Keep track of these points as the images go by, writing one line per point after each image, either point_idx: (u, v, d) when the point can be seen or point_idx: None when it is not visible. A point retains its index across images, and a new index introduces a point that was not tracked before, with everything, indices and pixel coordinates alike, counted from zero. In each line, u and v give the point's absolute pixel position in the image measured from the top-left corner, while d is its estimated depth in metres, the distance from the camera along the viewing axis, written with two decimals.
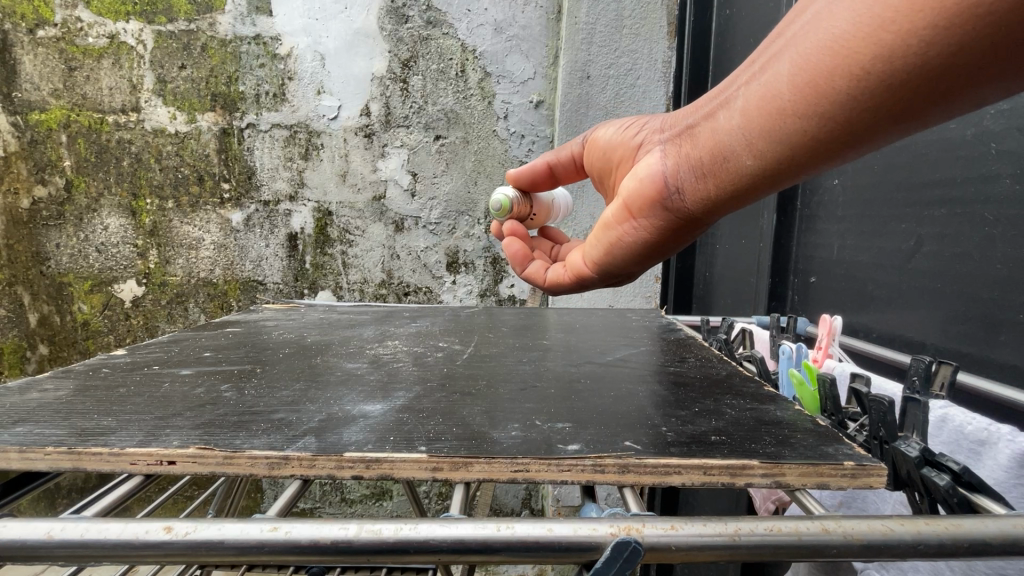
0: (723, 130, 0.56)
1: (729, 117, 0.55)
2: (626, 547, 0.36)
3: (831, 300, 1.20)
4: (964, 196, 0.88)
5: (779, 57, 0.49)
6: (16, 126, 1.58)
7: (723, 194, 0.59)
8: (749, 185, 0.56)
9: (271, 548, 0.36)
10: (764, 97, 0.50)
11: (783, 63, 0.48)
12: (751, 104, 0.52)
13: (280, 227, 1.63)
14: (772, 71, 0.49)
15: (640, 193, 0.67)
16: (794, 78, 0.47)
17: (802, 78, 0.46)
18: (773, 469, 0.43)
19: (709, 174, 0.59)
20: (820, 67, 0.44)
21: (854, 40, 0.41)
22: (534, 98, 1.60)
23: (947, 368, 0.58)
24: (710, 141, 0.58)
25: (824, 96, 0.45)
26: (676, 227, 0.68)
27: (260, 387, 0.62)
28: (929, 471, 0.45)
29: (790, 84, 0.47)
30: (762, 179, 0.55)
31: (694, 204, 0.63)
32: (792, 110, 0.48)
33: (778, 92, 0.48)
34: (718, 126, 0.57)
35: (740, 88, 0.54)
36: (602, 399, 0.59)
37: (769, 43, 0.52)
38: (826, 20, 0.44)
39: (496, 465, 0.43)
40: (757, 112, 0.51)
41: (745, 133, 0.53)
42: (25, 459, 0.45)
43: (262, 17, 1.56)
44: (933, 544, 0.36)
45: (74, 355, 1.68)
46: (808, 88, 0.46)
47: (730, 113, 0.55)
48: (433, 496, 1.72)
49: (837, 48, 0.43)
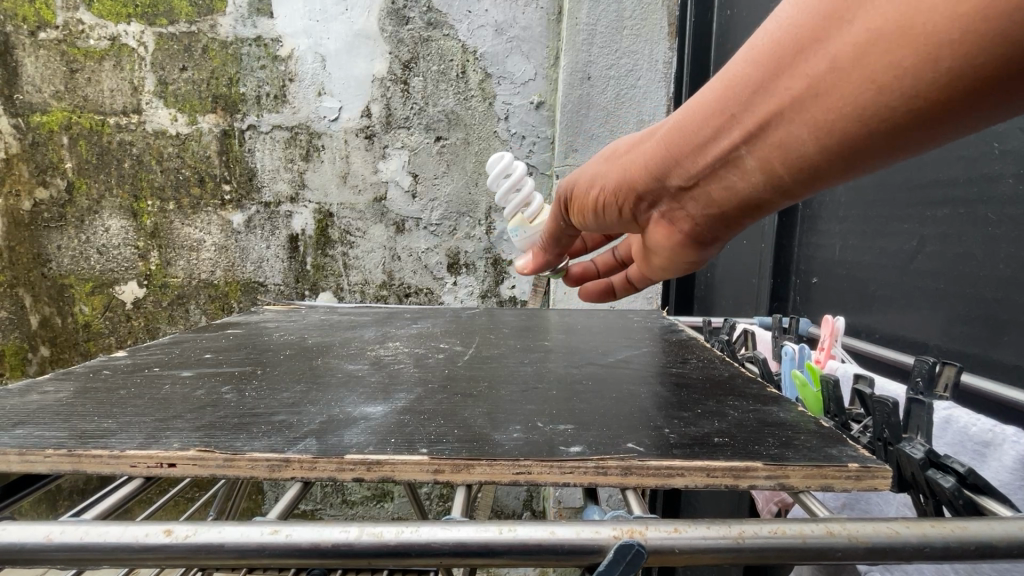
0: (732, 186, 0.48)
1: (733, 177, 0.48)
2: (629, 550, 0.35)
3: (833, 301, 1.20)
4: (967, 196, 0.87)
5: (780, 121, 0.41)
6: (18, 128, 1.58)
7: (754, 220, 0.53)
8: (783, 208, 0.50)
9: (271, 551, 0.35)
10: (782, 160, 0.43)
11: (794, 126, 0.40)
12: (763, 165, 0.44)
13: (281, 228, 1.63)
14: (779, 133, 0.42)
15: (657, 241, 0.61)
16: (812, 144, 0.40)
17: (829, 143, 0.39)
18: (777, 470, 0.43)
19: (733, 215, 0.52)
20: (847, 132, 0.38)
21: (883, 108, 0.35)
22: (535, 98, 1.60)
23: (951, 370, 0.58)
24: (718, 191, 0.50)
25: (859, 154, 0.39)
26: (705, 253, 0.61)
27: (261, 389, 0.62)
28: (935, 473, 0.45)
29: (814, 147, 0.40)
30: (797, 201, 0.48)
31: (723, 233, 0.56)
32: (821, 170, 0.41)
33: (798, 154, 0.41)
34: (720, 182, 0.49)
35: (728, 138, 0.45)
36: (604, 401, 0.59)
37: (736, 93, 0.43)
38: (835, 85, 0.37)
39: (497, 466, 0.43)
40: (778, 171, 0.44)
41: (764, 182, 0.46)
42: (25, 462, 0.45)
43: (262, 18, 1.56)
44: (939, 546, 0.35)
45: (75, 357, 1.68)
46: (837, 150, 0.39)
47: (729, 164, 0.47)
48: (434, 498, 1.72)
49: (865, 114, 0.36)
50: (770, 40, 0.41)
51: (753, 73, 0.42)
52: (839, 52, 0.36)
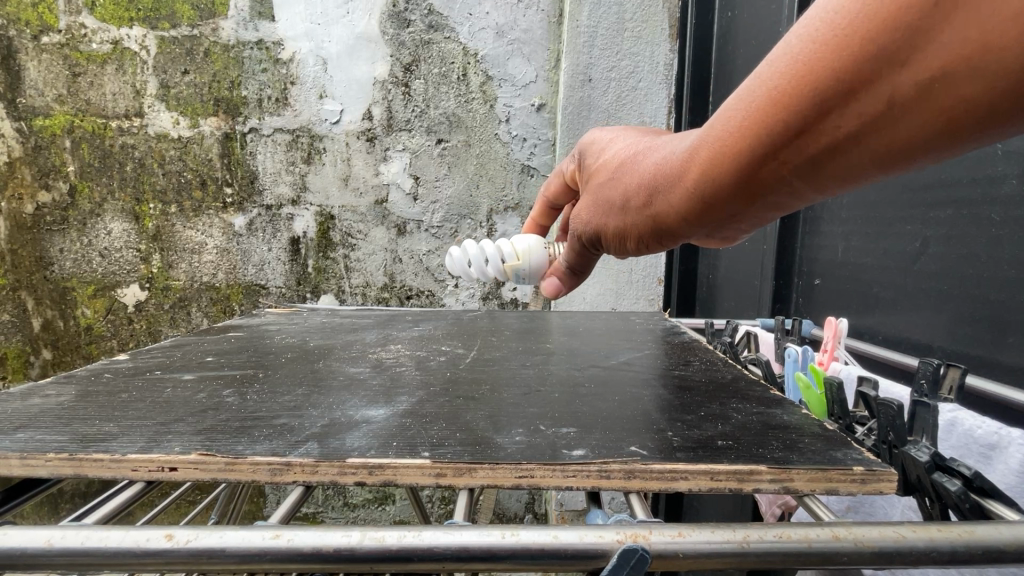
0: (780, 204, 0.46)
1: (779, 200, 0.46)
2: (633, 555, 0.35)
3: (836, 303, 1.19)
4: (970, 197, 0.87)
5: (835, 154, 0.39)
6: (20, 132, 1.58)
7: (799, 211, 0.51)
8: None
9: (271, 556, 0.35)
10: (838, 180, 0.41)
11: (851, 155, 0.38)
12: (817, 187, 0.43)
13: (283, 231, 1.63)
14: (836, 161, 0.39)
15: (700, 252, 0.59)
16: (872, 167, 0.38)
17: (895, 163, 0.38)
18: (781, 474, 0.42)
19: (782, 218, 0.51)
20: (914, 153, 0.36)
21: (959, 134, 0.33)
22: (536, 100, 1.60)
23: (956, 371, 0.58)
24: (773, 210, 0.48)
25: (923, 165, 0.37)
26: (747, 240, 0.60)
27: (262, 392, 0.62)
28: (940, 477, 0.44)
29: (874, 168, 0.39)
30: None
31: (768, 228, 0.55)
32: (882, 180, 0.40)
33: (856, 175, 0.40)
34: (767, 205, 0.47)
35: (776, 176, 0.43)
36: (606, 404, 0.58)
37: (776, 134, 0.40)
38: (899, 119, 0.35)
39: (500, 470, 0.43)
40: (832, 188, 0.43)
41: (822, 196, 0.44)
42: (26, 466, 0.44)
43: (264, 22, 1.56)
44: (946, 551, 0.35)
45: (77, 360, 1.68)
46: (903, 166, 0.38)
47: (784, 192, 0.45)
48: (436, 501, 1.72)
49: (934, 139, 0.34)
50: (804, 77, 0.37)
51: (786, 117, 0.39)
52: (900, 89, 0.33)
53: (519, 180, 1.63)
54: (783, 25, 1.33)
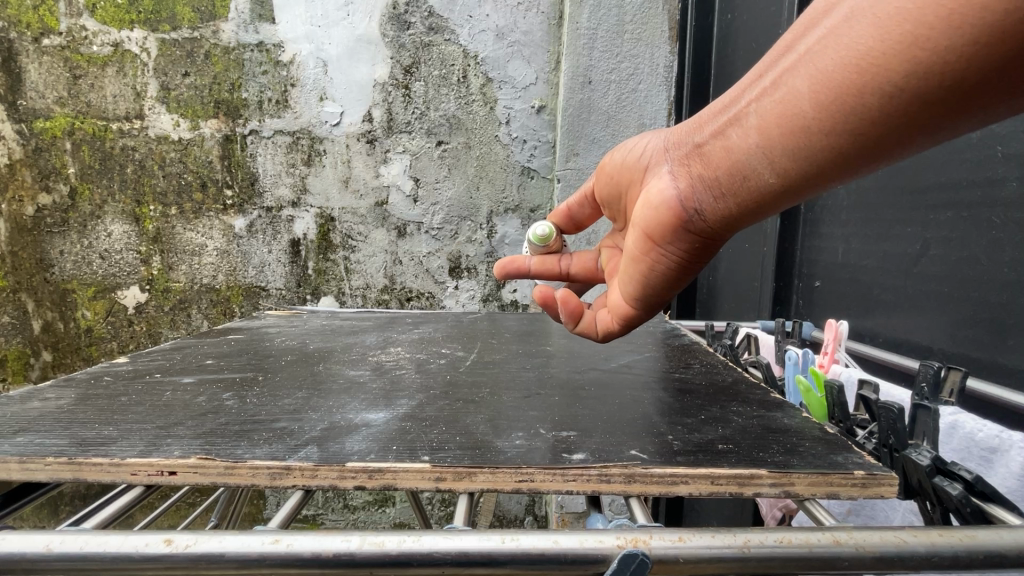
0: (728, 146, 0.47)
1: (733, 138, 0.47)
2: (634, 559, 0.35)
3: (837, 305, 1.19)
4: (971, 199, 0.87)
5: (794, 70, 0.41)
6: (22, 133, 1.58)
7: (740, 214, 0.49)
8: (769, 203, 0.48)
9: (271, 561, 0.35)
10: (780, 115, 0.42)
11: (801, 73, 0.40)
12: (763, 124, 0.44)
13: (282, 233, 1.63)
14: (787, 84, 0.41)
15: (640, 219, 0.57)
16: (807, 97, 0.40)
17: (829, 94, 0.39)
18: (781, 478, 0.42)
19: (725, 195, 0.49)
20: (845, 79, 0.37)
21: (892, 49, 0.35)
22: (535, 103, 1.60)
23: (956, 374, 0.59)
24: (720, 163, 0.48)
25: (855, 112, 0.38)
26: (699, 254, 0.56)
27: (262, 395, 0.62)
28: (941, 480, 0.44)
29: (811, 100, 0.40)
30: (783, 195, 0.46)
31: (712, 227, 0.52)
32: (817, 126, 0.40)
33: (795, 112, 0.41)
34: (722, 143, 0.48)
35: (751, 104, 0.45)
36: (606, 407, 0.58)
37: (770, 58, 0.45)
38: (846, 33, 0.37)
39: (500, 474, 0.43)
40: (774, 129, 0.43)
41: (765, 150, 0.44)
42: (25, 471, 0.44)
43: (264, 24, 1.56)
44: (947, 555, 0.35)
45: (77, 362, 1.68)
46: (838, 103, 0.38)
47: (744, 131, 0.46)
48: (436, 503, 1.71)
49: (864, 60, 0.36)
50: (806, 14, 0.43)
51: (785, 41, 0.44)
52: (858, 6, 0.37)
53: (519, 182, 1.63)
54: (783, 27, 1.33)
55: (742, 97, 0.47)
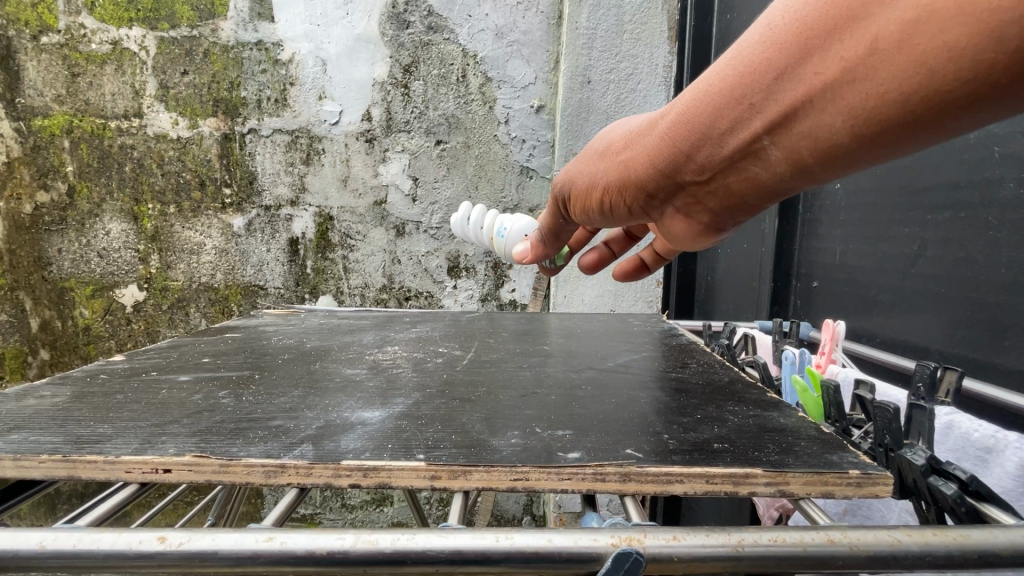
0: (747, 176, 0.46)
1: (753, 169, 0.45)
2: (628, 558, 0.35)
3: (835, 306, 1.19)
4: (968, 200, 0.87)
5: (814, 106, 0.38)
6: (19, 132, 1.58)
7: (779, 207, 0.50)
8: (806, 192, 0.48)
9: (265, 559, 0.35)
10: (810, 148, 0.40)
11: (827, 111, 0.37)
12: (788, 155, 0.42)
13: (281, 232, 1.63)
14: (810, 120, 0.38)
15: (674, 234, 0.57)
16: (835, 134, 0.38)
17: (861, 130, 0.36)
18: (777, 477, 0.42)
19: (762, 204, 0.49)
20: (886, 117, 0.35)
21: (942, 93, 0.31)
22: (535, 103, 1.60)
23: (953, 375, 0.58)
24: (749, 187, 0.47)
25: (901, 138, 0.36)
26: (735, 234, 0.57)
27: (258, 394, 0.62)
28: (936, 480, 0.44)
29: (846, 137, 0.37)
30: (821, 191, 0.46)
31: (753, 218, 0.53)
32: (857, 155, 0.38)
33: (829, 146, 0.39)
34: (736, 175, 0.46)
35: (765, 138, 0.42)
36: (602, 406, 0.58)
37: (754, 80, 0.40)
38: (876, 68, 0.34)
39: (495, 473, 0.43)
40: (804, 159, 0.41)
41: (798, 174, 0.43)
42: (20, 468, 0.44)
43: (264, 23, 1.56)
44: (941, 555, 0.35)
45: (75, 361, 1.67)
46: (881, 136, 0.36)
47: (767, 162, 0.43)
48: (434, 503, 1.72)
49: (911, 100, 0.33)
50: (790, 26, 0.37)
51: (774, 64, 0.39)
52: (882, 32, 0.33)
53: (518, 182, 1.63)
54: None
55: (740, 129, 0.43)
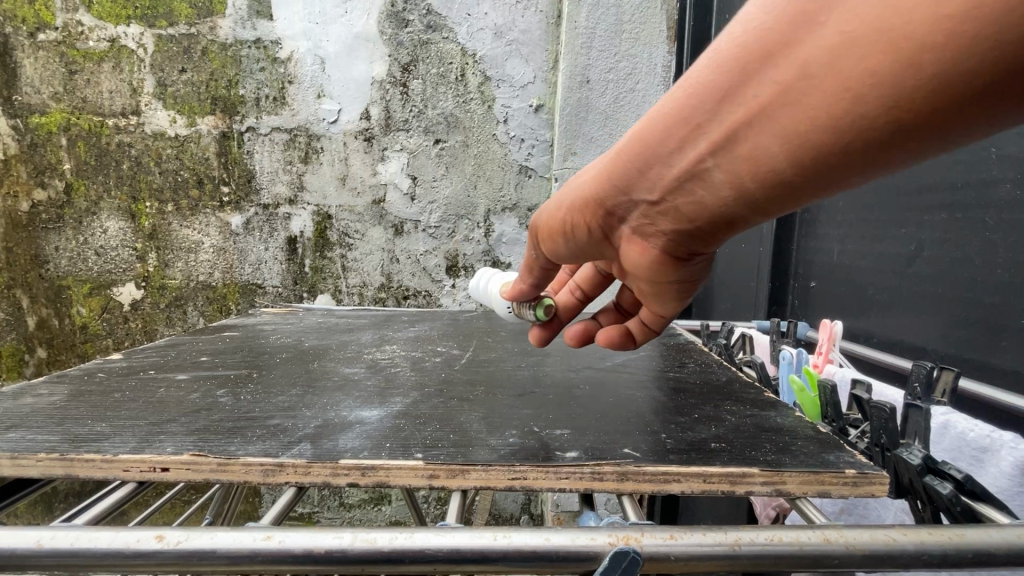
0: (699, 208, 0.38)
1: (698, 197, 0.38)
2: (625, 557, 0.35)
3: (832, 306, 1.19)
4: (965, 200, 0.87)
5: (758, 127, 0.31)
6: (16, 129, 1.57)
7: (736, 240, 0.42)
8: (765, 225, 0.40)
9: (263, 557, 0.35)
10: (756, 175, 0.33)
11: (771, 133, 0.31)
12: (734, 183, 0.35)
13: (279, 230, 1.63)
14: (753, 142, 0.32)
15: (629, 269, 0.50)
16: (792, 155, 0.31)
17: (825, 150, 0.29)
18: (773, 477, 0.42)
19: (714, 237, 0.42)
20: (840, 137, 0.28)
21: (907, 102, 0.25)
22: (534, 102, 1.60)
23: (949, 374, 0.59)
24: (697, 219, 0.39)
25: (865, 159, 0.29)
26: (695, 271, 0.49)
27: (256, 392, 0.62)
28: (932, 480, 0.44)
29: (795, 160, 0.31)
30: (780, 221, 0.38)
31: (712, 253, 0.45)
32: (811, 180, 0.32)
33: (777, 172, 0.32)
34: (682, 206, 0.39)
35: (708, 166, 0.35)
36: (600, 405, 0.59)
37: (693, 102, 0.34)
38: (823, 78, 0.27)
39: (492, 472, 0.43)
40: (750, 188, 0.34)
41: (750, 206, 0.36)
42: (17, 467, 0.44)
43: (262, 21, 1.56)
44: (936, 553, 0.35)
45: (72, 359, 1.67)
46: (838, 157, 0.29)
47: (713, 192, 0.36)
48: (432, 502, 1.71)
49: (868, 115, 0.27)
50: (731, 40, 0.31)
51: (712, 82, 0.33)
52: (830, 39, 0.27)
53: (517, 181, 1.63)
54: None
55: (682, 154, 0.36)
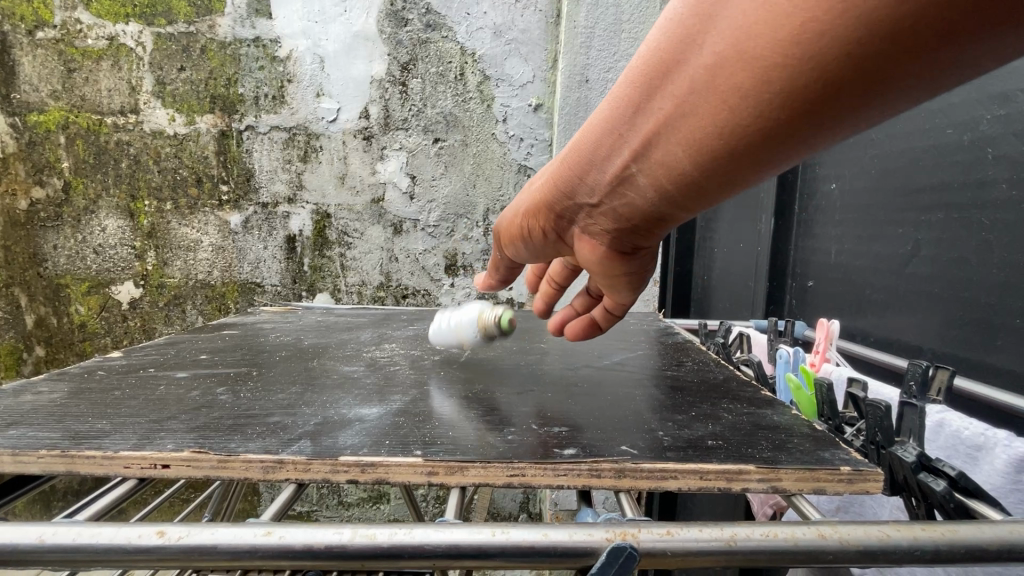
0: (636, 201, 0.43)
1: (632, 194, 0.43)
2: (622, 552, 0.35)
3: (829, 305, 1.20)
4: (962, 200, 0.88)
5: (664, 133, 0.36)
6: (14, 127, 1.57)
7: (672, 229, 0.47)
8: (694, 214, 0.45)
9: (264, 552, 0.35)
10: (671, 177, 0.38)
11: (675, 139, 0.36)
12: (655, 184, 0.40)
13: (279, 229, 1.63)
14: (664, 147, 0.37)
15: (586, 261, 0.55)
16: (697, 155, 0.35)
17: (722, 148, 0.34)
18: (769, 474, 0.43)
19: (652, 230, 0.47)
20: (730, 140, 0.33)
21: (777, 106, 0.30)
22: (533, 101, 1.61)
23: (945, 374, 0.60)
24: (634, 213, 0.45)
25: (757, 156, 0.33)
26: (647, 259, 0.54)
27: (256, 390, 0.62)
28: (926, 477, 0.45)
29: (697, 163, 0.36)
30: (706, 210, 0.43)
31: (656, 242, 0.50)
32: (716, 178, 0.36)
33: (687, 173, 0.37)
34: (619, 203, 0.45)
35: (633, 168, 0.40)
36: (598, 403, 0.59)
37: (616, 114, 0.39)
38: (707, 93, 0.32)
39: (491, 469, 0.43)
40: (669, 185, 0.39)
41: (672, 201, 0.41)
42: (19, 464, 0.44)
43: (261, 20, 1.56)
44: (929, 549, 0.35)
45: (71, 357, 1.67)
46: (733, 156, 0.34)
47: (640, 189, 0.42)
48: (431, 500, 1.72)
49: (748, 119, 0.31)
50: (640, 59, 0.37)
51: (629, 95, 0.38)
52: (709, 57, 0.31)
53: (516, 180, 1.63)
54: None
55: (612, 160, 0.42)
